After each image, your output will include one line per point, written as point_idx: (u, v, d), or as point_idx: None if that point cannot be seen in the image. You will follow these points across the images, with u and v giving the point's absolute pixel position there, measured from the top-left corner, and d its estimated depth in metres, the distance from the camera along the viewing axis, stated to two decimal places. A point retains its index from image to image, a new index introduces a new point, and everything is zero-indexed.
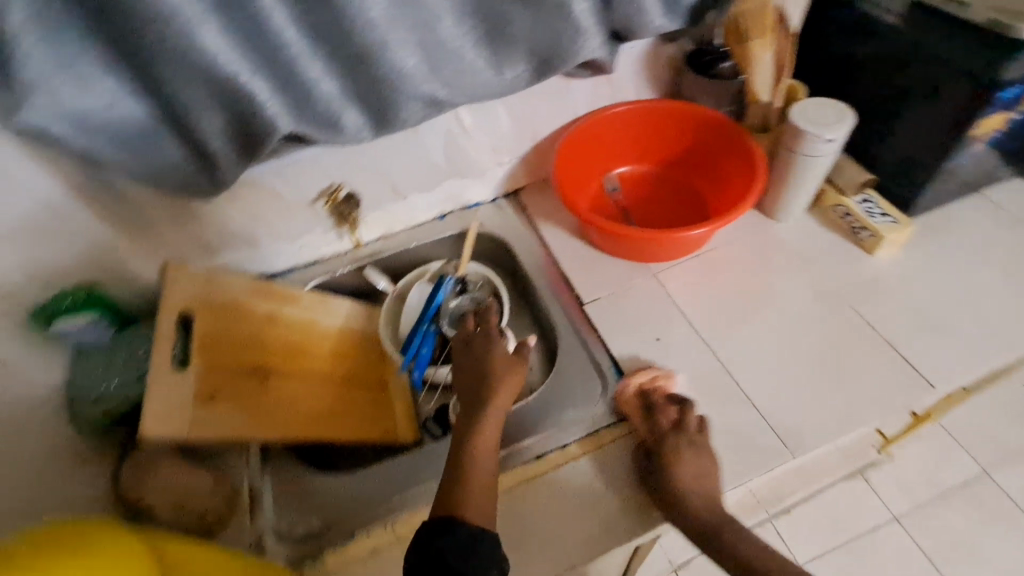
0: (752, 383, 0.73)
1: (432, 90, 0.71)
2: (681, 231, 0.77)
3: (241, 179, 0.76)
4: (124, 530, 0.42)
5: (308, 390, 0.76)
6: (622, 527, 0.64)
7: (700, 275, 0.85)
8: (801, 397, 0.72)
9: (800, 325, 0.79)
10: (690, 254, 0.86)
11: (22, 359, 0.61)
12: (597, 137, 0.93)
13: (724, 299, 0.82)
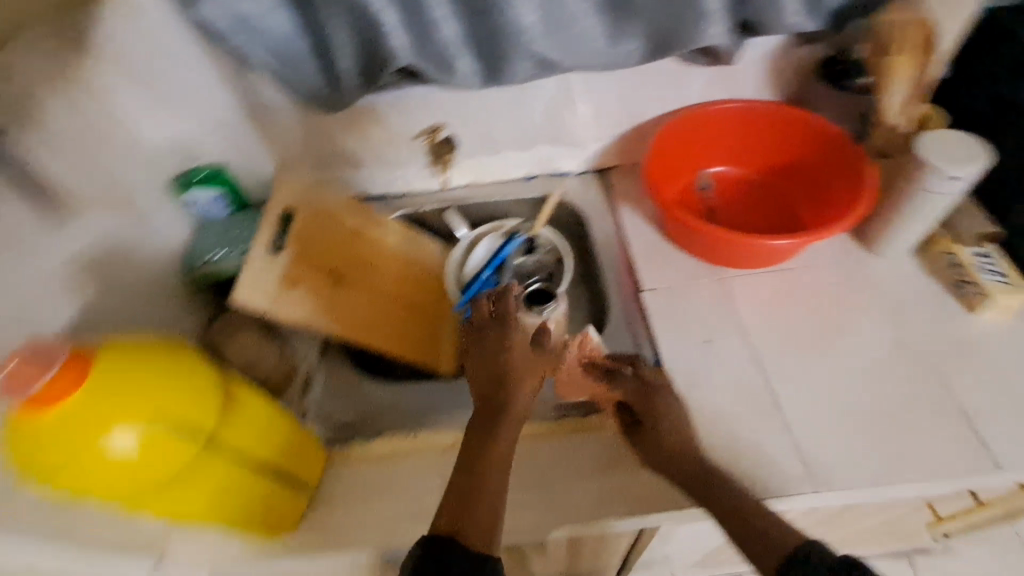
0: (795, 411, 0.71)
1: (545, 50, 0.73)
2: (761, 238, 0.75)
3: (359, 105, 0.84)
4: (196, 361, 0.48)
5: (373, 304, 0.83)
6: (621, 504, 0.66)
7: (771, 292, 0.81)
8: (845, 439, 0.68)
9: (866, 367, 0.74)
10: (767, 268, 0.83)
11: (157, 215, 0.73)
12: (702, 132, 0.91)
13: (790, 322, 0.78)
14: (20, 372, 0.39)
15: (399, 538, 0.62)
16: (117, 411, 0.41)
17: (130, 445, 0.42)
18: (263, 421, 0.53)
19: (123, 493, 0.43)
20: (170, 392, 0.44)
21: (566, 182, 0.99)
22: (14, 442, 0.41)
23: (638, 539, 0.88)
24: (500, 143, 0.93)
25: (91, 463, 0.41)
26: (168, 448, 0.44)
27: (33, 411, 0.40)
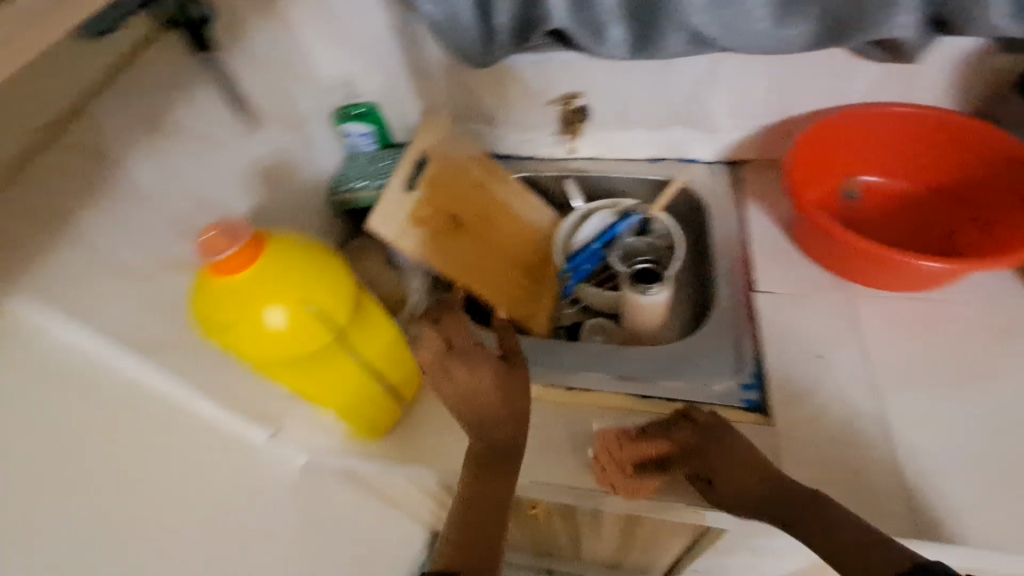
0: (910, 452, 0.64)
1: (702, 26, 0.71)
2: (909, 257, 0.68)
3: (502, 65, 0.88)
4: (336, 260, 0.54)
5: (485, 254, 0.88)
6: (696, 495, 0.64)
7: (906, 319, 0.74)
8: (967, 494, 0.61)
9: (1010, 424, 0.65)
10: (907, 293, 0.75)
11: (319, 140, 0.83)
12: (861, 133, 0.83)
13: (923, 355, 0.71)
14: (216, 241, 0.47)
15: None
16: (279, 291, 0.49)
17: (283, 322, 0.49)
18: (381, 334, 0.60)
19: (268, 362, 0.51)
20: (320, 286, 0.51)
21: (692, 168, 0.95)
22: (198, 298, 0.49)
23: (702, 538, 0.86)
24: (634, 119, 0.93)
25: (251, 330, 0.48)
26: (310, 332, 0.51)
27: (220, 275, 0.47)
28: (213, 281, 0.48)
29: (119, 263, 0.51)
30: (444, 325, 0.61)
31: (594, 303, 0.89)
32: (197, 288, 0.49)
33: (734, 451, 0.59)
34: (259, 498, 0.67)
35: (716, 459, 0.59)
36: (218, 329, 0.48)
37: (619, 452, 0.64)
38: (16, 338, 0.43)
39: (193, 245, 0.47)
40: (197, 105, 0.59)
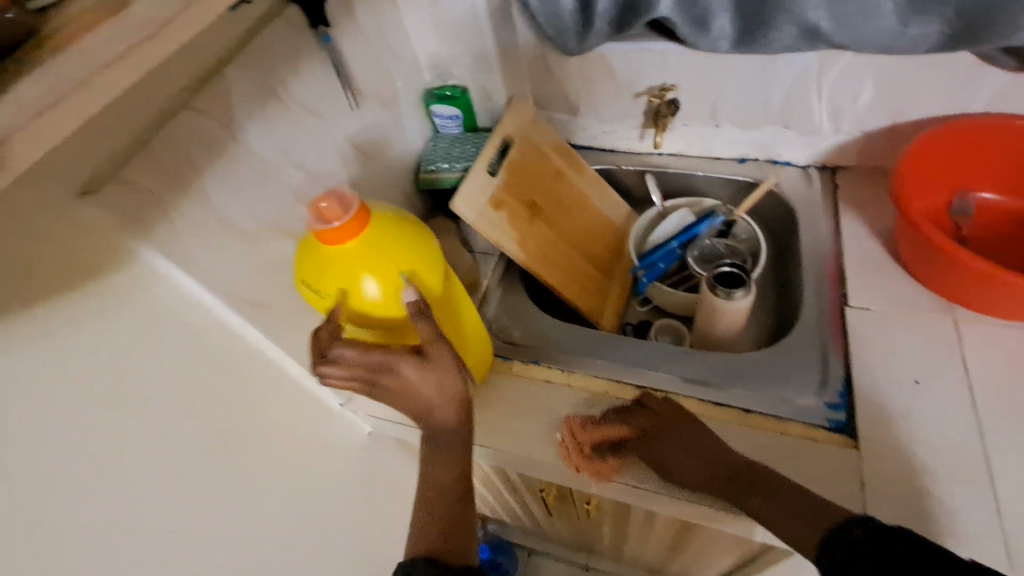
0: (1015, 494, 0.58)
1: (817, 19, 0.66)
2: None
3: (591, 53, 0.86)
4: (428, 243, 0.54)
5: (558, 242, 0.87)
6: None
7: (1018, 351, 0.68)
8: None
9: None
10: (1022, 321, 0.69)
11: (408, 120, 0.85)
12: (983, 144, 0.76)
13: None
14: (323, 210, 0.48)
15: (536, 457, 0.67)
16: (380, 264, 0.50)
17: (381, 292, 0.51)
18: (462, 311, 0.61)
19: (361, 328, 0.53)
20: (416, 262, 0.52)
21: (783, 171, 0.91)
22: (302, 260, 0.51)
23: (757, 557, 0.83)
24: (725, 116, 0.89)
25: (351, 296, 0.50)
26: (404, 305, 0.52)
27: (326, 243, 0.49)
28: (318, 247, 0.50)
29: (233, 224, 0.54)
30: (344, 351, 0.52)
31: (667, 303, 0.87)
32: (302, 249, 0.51)
33: (683, 435, 0.62)
34: (323, 445, 0.71)
35: (668, 444, 0.62)
36: (319, 292, 0.51)
37: (580, 436, 0.66)
38: (141, 287, 0.47)
39: (303, 212, 0.48)
40: (304, 79, 0.61)
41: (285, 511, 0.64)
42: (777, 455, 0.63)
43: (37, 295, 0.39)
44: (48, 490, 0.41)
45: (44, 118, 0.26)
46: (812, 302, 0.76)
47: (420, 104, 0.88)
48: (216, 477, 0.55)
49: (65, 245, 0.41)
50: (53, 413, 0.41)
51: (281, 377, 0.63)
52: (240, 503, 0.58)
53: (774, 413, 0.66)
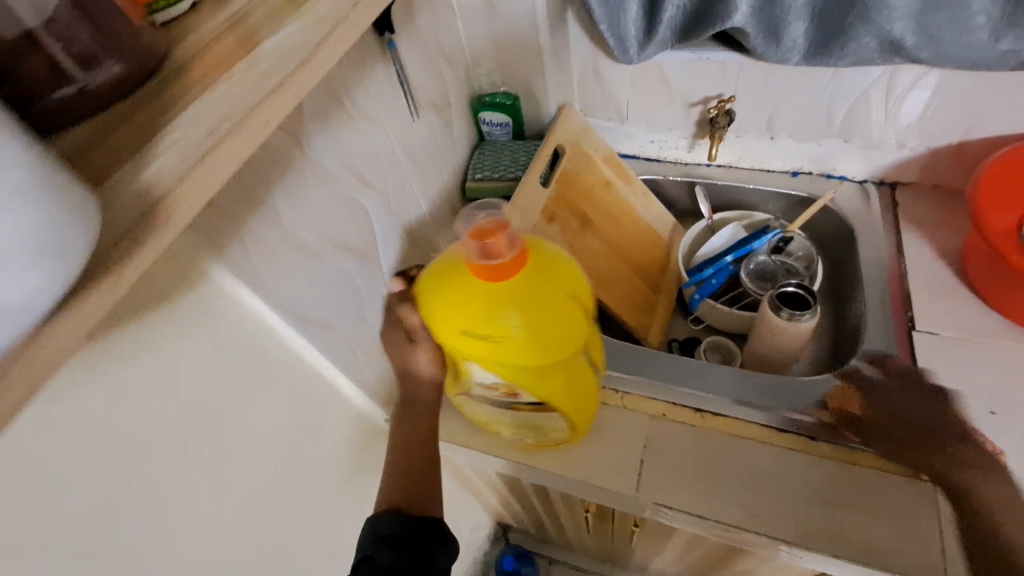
0: None
1: (900, 33, 0.64)
2: None
3: (646, 62, 0.84)
4: (577, 276, 0.57)
5: (608, 255, 0.84)
6: (835, 541, 0.59)
7: None
8: None
9: None
10: None
11: (458, 127, 0.82)
12: None
13: None
14: (492, 244, 0.50)
15: (588, 478, 0.66)
16: (535, 295, 0.53)
17: (535, 326, 0.53)
18: (595, 337, 0.63)
19: (514, 367, 0.55)
20: (565, 292, 0.55)
21: (839, 186, 0.88)
22: (459, 302, 0.53)
23: None
24: (781, 129, 0.86)
25: (514, 333, 0.53)
26: (552, 338, 0.54)
27: (486, 277, 0.51)
28: (482, 286, 0.52)
29: (296, 238, 0.53)
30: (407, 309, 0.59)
31: (719, 320, 0.84)
32: (451, 280, 0.54)
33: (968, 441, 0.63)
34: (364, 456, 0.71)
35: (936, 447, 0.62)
36: (484, 332, 0.53)
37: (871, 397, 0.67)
38: (210, 307, 0.45)
39: (468, 243, 0.51)
40: (365, 85, 0.59)
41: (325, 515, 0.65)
42: (848, 480, 0.62)
43: (118, 322, 0.38)
44: (122, 509, 0.41)
45: (199, 171, 0.29)
46: (876, 325, 0.73)
47: (468, 111, 0.85)
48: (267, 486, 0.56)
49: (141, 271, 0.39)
50: (131, 437, 0.41)
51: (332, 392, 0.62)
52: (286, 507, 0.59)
53: (850, 442, 0.64)
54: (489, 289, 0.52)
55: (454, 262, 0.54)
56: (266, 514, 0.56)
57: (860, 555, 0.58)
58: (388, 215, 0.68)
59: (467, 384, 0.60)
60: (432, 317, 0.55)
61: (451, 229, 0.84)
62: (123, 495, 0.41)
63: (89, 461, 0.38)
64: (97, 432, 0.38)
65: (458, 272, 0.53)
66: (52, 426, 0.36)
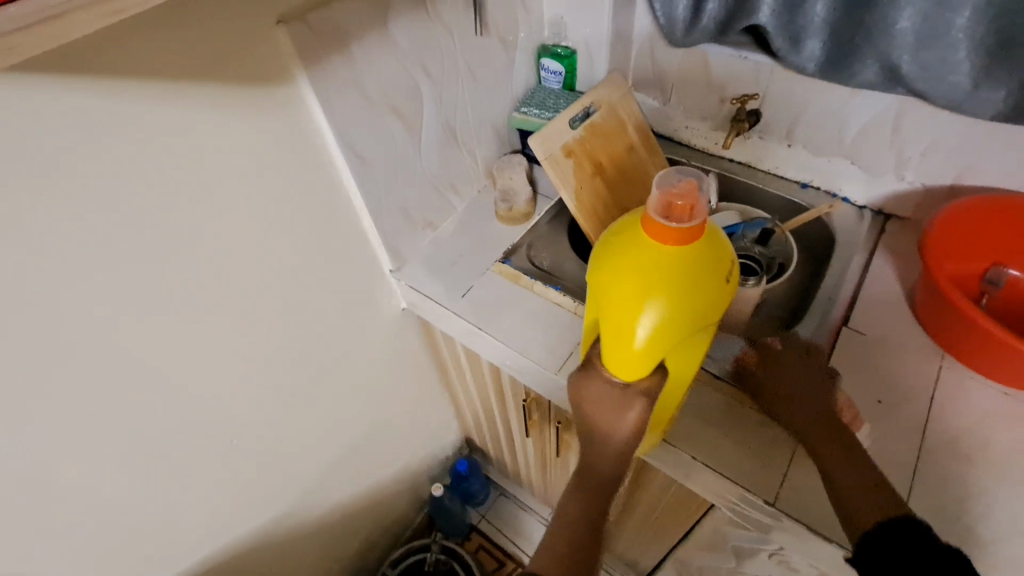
0: (922, 497, 0.67)
1: (898, 61, 0.74)
2: (983, 318, 0.71)
3: (694, 51, 0.96)
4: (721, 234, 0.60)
5: (612, 204, 0.96)
6: (709, 455, 0.73)
7: (983, 400, 0.74)
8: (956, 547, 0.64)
9: None
10: (999, 384, 0.75)
11: (520, 65, 0.98)
12: (1016, 222, 0.80)
13: (981, 434, 0.72)
14: (696, 203, 0.53)
15: (528, 354, 0.83)
16: (712, 254, 0.54)
17: (716, 284, 0.54)
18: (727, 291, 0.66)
19: (699, 328, 0.55)
20: (727, 249, 0.57)
21: (839, 204, 0.96)
22: (704, 286, 0.53)
23: (694, 528, 0.90)
24: (798, 139, 0.95)
25: (703, 293, 0.53)
26: (724, 294, 0.56)
27: (669, 240, 0.53)
28: (703, 252, 0.54)
29: (361, 87, 0.72)
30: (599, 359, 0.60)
31: None
32: (626, 250, 0.54)
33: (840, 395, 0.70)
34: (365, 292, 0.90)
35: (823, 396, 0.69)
36: (723, 288, 0.55)
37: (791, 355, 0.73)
38: (290, 102, 0.65)
39: (656, 210, 0.53)
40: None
41: (320, 315, 0.83)
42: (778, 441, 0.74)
43: (229, 77, 0.58)
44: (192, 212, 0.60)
45: None
46: (815, 318, 0.81)
47: (533, 55, 1.00)
48: (287, 264, 0.74)
49: (248, 50, 0.59)
50: (228, 165, 0.62)
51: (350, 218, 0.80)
52: (305, 289, 0.79)
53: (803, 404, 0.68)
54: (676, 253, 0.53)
55: (653, 268, 0.53)
56: (281, 284, 0.75)
57: (728, 471, 0.72)
58: (438, 107, 0.84)
59: (698, 362, 0.61)
60: (676, 326, 0.53)
61: (490, 147, 1.00)
62: (198, 203, 0.61)
63: (185, 164, 0.58)
64: (196, 144, 0.58)
65: (673, 270, 0.52)
66: (173, 128, 0.56)
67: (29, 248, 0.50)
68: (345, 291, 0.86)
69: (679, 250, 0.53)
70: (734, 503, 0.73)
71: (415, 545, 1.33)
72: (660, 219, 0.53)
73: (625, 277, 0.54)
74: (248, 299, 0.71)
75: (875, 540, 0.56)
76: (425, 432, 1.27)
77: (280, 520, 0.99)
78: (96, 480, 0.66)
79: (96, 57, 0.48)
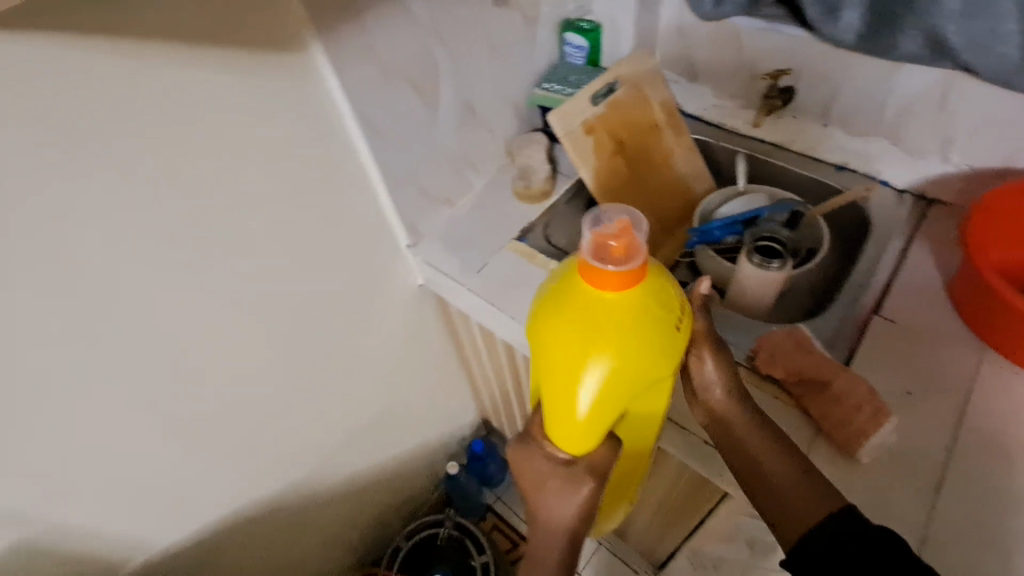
0: (948, 496, 0.63)
1: (943, 32, 0.70)
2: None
3: (725, 25, 0.92)
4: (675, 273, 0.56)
5: (630, 184, 0.93)
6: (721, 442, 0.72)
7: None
8: (983, 548, 0.60)
9: None
10: None
11: (543, 41, 0.96)
12: None
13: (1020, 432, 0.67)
14: (632, 244, 0.50)
15: None
16: (652, 302, 0.51)
17: (657, 335, 0.51)
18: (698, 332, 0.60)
19: (643, 380, 0.52)
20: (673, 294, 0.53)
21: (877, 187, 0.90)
22: (643, 336, 0.50)
23: (710, 516, 0.88)
24: (834, 117, 0.91)
25: (641, 346, 0.50)
26: (670, 346, 0.52)
27: (602, 285, 0.50)
28: (642, 299, 0.51)
29: (376, 58, 0.71)
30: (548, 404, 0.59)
31: (709, 268, 0.88)
32: (563, 293, 0.52)
33: (856, 393, 0.66)
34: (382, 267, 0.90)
35: (827, 397, 0.66)
36: (675, 333, 0.52)
37: (799, 352, 0.69)
38: (303, 72, 0.66)
39: (589, 251, 0.50)
40: None
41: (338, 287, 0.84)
42: (798, 430, 0.68)
43: (240, 45, 0.59)
44: (203, 180, 0.62)
45: None
46: (842, 305, 0.77)
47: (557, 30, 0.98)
48: (300, 236, 0.75)
49: (261, 20, 0.60)
50: (240, 132, 0.63)
51: (366, 190, 0.81)
52: (318, 260, 0.79)
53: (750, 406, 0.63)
54: (609, 303, 0.50)
55: (595, 318, 0.50)
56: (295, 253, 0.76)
57: None
58: (455, 80, 0.83)
59: (658, 402, 0.59)
60: (624, 379, 0.51)
61: (511, 125, 0.98)
62: (211, 170, 0.62)
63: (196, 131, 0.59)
64: (207, 110, 0.59)
65: (608, 322, 0.50)
66: (187, 98, 0.57)
67: (43, 205, 0.52)
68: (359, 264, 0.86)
69: (616, 296, 0.50)
70: None
71: (429, 519, 1.34)
72: (593, 264, 0.50)
73: (561, 325, 0.52)
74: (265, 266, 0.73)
75: (808, 546, 0.52)
76: (443, 408, 1.28)
77: (296, 487, 1.01)
78: (114, 436, 0.70)
79: (113, 20, 0.50)
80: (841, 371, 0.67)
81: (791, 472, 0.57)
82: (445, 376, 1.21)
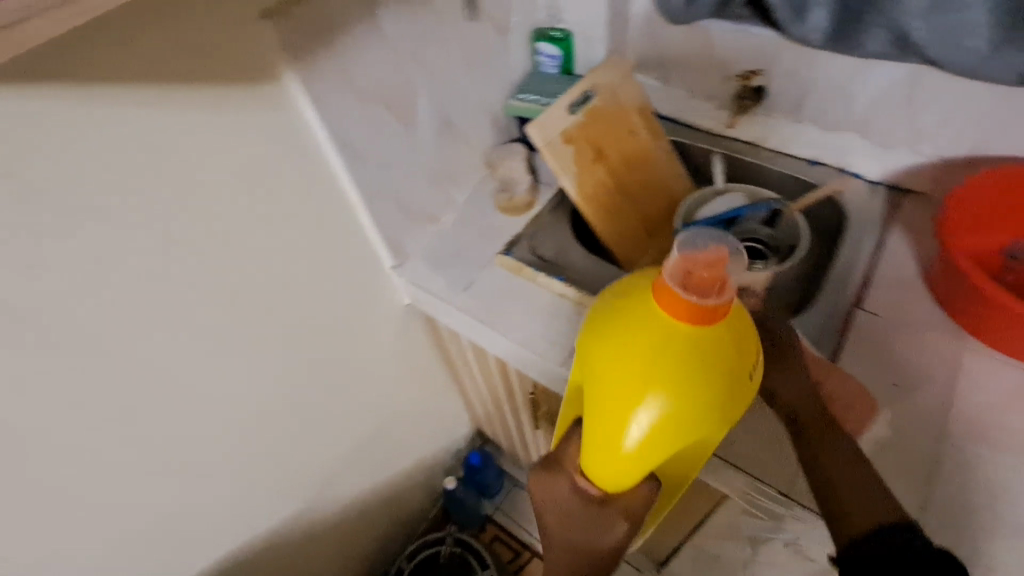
0: (941, 483, 0.65)
1: (909, 27, 0.71)
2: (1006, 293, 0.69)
3: (696, 28, 0.93)
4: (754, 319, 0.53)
5: (612, 191, 0.94)
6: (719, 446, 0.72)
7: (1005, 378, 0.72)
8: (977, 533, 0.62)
9: None
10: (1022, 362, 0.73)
11: (516, 51, 0.95)
12: None
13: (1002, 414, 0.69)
14: (720, 278, 0.48)
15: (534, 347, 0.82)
16: (727, 344, 0.49)
17: (724, 378, 0.48)
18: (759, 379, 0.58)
19: (703, 427, 0.49)
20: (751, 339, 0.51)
21: (850, 181, 0.92)
22: (706, 379, 0.48)
23: (709, 517, 0.88)
24: (806, 114, 0.92)
25: (706, 387, 0.48)
26: (737, 393, 0.49)
27: (681, 313, 0.48)
28: (715, 340, 0.48)
29: (352, 80, 0.70)
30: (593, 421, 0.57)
31: None
32: (632, 317, 0.50)
33: (847, 388, 0.67)
34: (367, 290, 0.89)
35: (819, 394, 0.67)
36: (741, 383, 0.50)
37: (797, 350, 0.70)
38: (279, 99, 0.64)
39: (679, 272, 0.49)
40: None
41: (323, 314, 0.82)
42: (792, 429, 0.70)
43: (214, 77, 0.57)
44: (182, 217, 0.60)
45: None
46: (827, 301, 0.79)
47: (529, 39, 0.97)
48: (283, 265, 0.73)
49: (235, 48, 0.58)
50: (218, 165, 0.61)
51: (347, 213, 0.79)
52: (302, 289, 0.78)
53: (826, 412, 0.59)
54: (679, 337, 0.48)
55: (660, 349, 0.48)
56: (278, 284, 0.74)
57: (735, 463, 0.71)
58: (431, 96, 0.82)
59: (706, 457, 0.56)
60: (678, 422, 0.49)
61: (489, 137, 0.97)
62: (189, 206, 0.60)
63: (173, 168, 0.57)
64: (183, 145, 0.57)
65: (674, 356, 0.48)
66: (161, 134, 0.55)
67: (13, 257, 0.50)
68: (344, 289, 0.85)
69: (687, 329, 0.48)
70: (745, 492, 0.72)
71: (429, 538, 1.32)
72: (673, 289, 0.48)
73: (619, 352, 0.50)
74: (248, 300, 0.71)
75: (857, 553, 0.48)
76: (436, 423, 1.26)
77: (291, 519, 0.99)
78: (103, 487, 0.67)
79: (79, 59, 0.48)
80: (831, 367, 0.68)
81: (855, 480, 0.53)
82: (435, 392, 1.20)
